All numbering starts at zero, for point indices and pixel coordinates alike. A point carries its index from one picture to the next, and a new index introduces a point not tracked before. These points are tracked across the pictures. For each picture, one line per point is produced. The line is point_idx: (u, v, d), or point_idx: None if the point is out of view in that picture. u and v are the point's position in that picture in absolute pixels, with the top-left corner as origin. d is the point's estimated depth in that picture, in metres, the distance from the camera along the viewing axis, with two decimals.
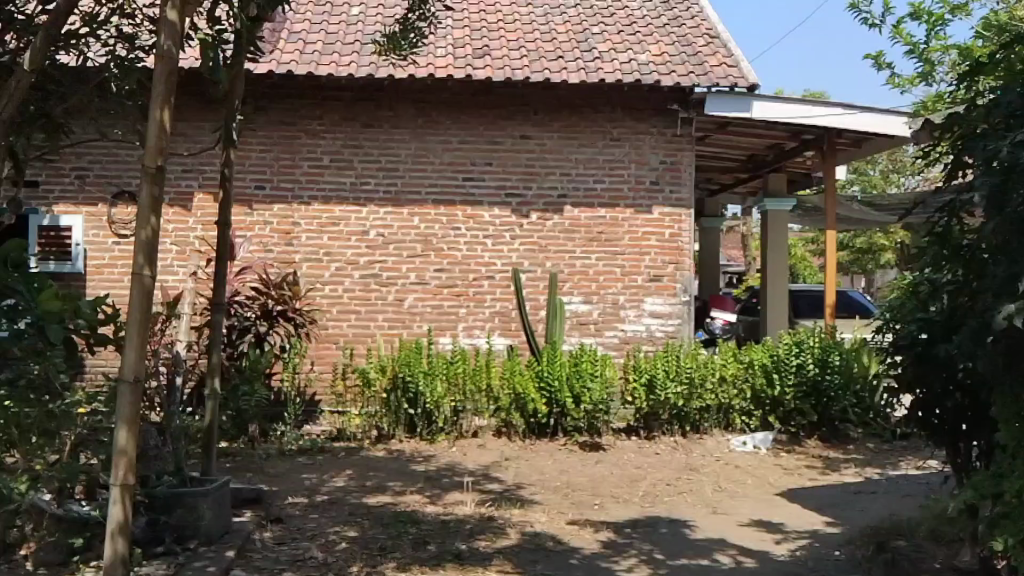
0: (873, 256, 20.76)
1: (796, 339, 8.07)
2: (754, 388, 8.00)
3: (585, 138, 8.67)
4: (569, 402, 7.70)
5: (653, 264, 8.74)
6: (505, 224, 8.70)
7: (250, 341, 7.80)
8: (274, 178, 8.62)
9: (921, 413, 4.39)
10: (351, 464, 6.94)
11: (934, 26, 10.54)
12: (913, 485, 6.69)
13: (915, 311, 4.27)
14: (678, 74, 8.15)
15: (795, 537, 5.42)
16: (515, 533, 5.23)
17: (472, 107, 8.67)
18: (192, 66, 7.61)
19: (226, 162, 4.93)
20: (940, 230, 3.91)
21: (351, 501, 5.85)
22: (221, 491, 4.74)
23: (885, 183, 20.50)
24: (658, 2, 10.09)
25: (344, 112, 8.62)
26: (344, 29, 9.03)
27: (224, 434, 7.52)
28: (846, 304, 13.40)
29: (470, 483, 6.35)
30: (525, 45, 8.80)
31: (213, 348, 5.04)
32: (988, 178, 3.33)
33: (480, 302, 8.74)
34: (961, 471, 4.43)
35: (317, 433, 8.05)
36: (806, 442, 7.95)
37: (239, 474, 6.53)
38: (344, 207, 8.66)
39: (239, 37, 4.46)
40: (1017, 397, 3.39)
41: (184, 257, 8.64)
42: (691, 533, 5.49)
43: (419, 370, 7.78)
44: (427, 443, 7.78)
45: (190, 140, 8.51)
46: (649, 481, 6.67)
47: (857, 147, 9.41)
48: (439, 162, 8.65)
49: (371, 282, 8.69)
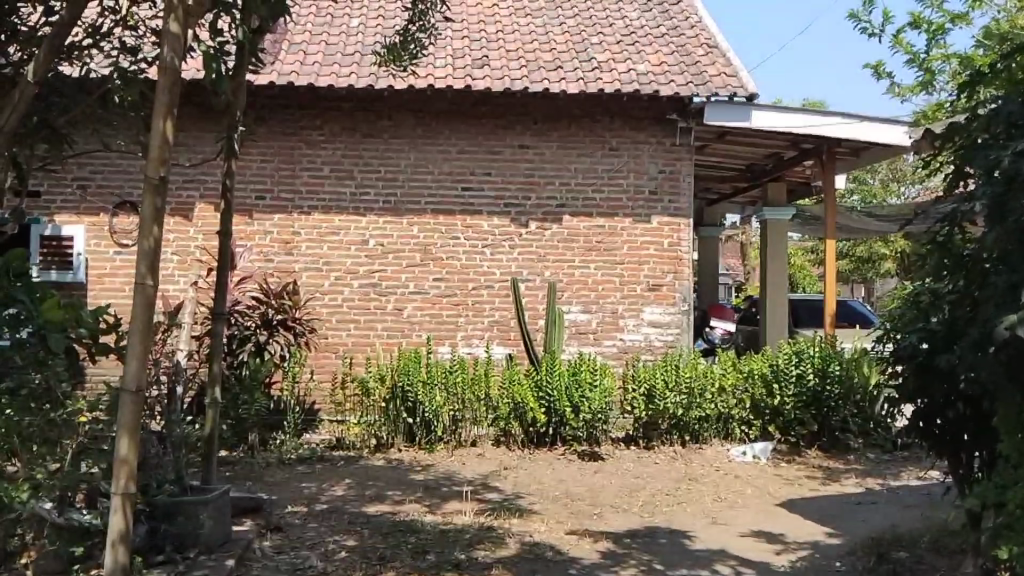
0: (873, 265, 20.78)
1: (796, 349, 8.08)
2: (754, 397, 8.04)
3: (585, 148, 8.70)
4: (568, 411, 7.72)
5: (652, 274, 8.76)
6: (505, 234, 8.72)
7: (251, 350, 7.77)
8: (275, 187, 8.64)
9: (923, 423, 4.40)
10: (351, 473, 6.95)
11: (934, 36, 10.57)
12: (913, 495, 6.69)
13: (915, 320, 4.28)
14: (678, 85, 8.17)
15: (793, 547, 5.43)
16: (514, 543, 5.23)
17: (473, 116, 8.69)
18: (194, 77, 7.64)
19: (227, 172, 4.94)
20: (940, 240, 3.92)
21: (350, 510, 5.86)
22: (222, 499, 4.74)
23: (885, 192, 20.55)
24: (657, 13, 10.12)
25: (344, 122, 8.64)
26: (345, 40, 9.06)
27: (224, 443, 7.55)
28: (846, 313, 13.41)
29: (470, 492, 6.36)
30: (524, 56, 8.83)
31: (212, 356, 5.05)
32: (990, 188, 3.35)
33: (480, 311, 8.75)
34: (963, 481, 4.43)
35: (317, 442, 8.06)
36: (805, 451, 7.95)
37: (238, 483, 6.54)
38: (344, 217, 8.68)
39: (241, 48, 4.49)
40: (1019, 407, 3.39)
41: (185, 267, 8.67)
42: (689, 543, 5.49)
43: (419, 379, 7.79)
44: (426, 451, 7.78)
45: (191, 150, 8.54)
46: (649, 491, 6.67)
47: (857, 156, 9.43)
48: (439, 172, 8.67)
49: (372, 291, 8.71)
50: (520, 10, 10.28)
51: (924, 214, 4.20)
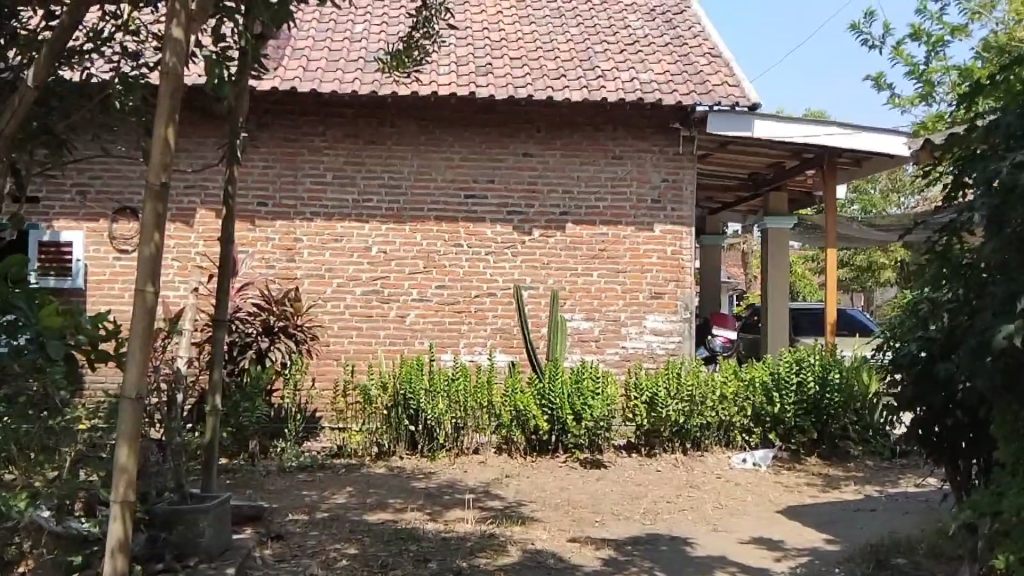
0: (872, 274, 20.80)
1: (797, 358, 8.09)
2: (755, 406, 8.00)
3: (587, 155, 8.69)
4: (570, 419, 7.65)
5: (654, 282, 8.75)
6: (506, 242, 8.71)
7: (251, 357, 7.74)
8: (275, 194, 8.63)
9: (922, 432, 4.39)
10: (351, 480, 6.93)
11: (935, 46, 10.59)
12: (913, 502, 6.69)
13: (914, 329, 4.28)
14: (680, 93, 8.18)
15: (796, 556, 5.42)
16: (516, 551, 5.21)
17: (475, 124, 8.68)
18: (195, 82, 7.64)
19: (230, 178, 4.92)
20: (941, 249, 3.91)
21: (352, 518, 5.84)
22: (221, 508, 4.72)
23: (885, 202, 20.58)
24: (659, 21, 10.13)
25: (346, 129, 8.63)
26: (347, 47, 9.06)
27: (225, 451, 7.53)
28: (846, 323, 13.42)
29: (472, 500, 6.34)
30: (527, 64, 8.82)
31: (215, 364, 5.03)
32: (989, 200, 3.36)
33: (482, 319, 8.74)
34: (961, 489, 4.42)
35: (318, 449, 8.03)
36: (806, 459, 7.95)
37: (240, 490, 6.52)
38: (345, 224, 8.66)
39: (243, 53, 4.48)
40: (1018, 417, 3.38)
41: (185, 273, 8.66)
42: (692, 550, 5.48)
43: (421, 386, 7.77)
44: (427, 459, 7.75)
45: (192, 156, 8.53)
46: (650, 498, 6.66)
47: (858, 166, 9.44)
48: (441, 179, 8.66)
49: (373, 299, 8.70)
50: (523, 17, 10.28)
51: (924, 223, 4.21)
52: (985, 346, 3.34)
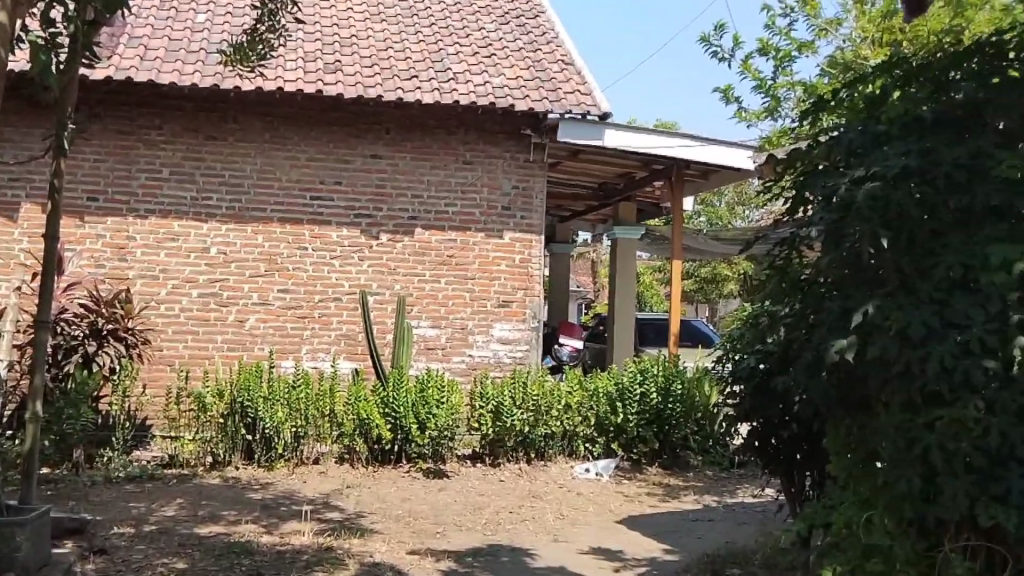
0: (715, 285, 21.40)
1: (642, 368, 8.22)
2: (599, 416, 8.04)
3: (437, 160, 8.60)
4: (414, 428, 7.57)
5: (502, 290, 8.72)
6: (353, 246, 8.52)
7: (78, 361, 7.40)
8: (106, 189, 8.23)
9: (757, 443, 4.45)
10: (182, 492, 6.62)
11: (782, 61, 10.87)
12: (747, 513, 6.82)
13: (754, 342, 4.33)
14: (531, 100, 8.16)
15: (634, 564, 5.44)
16: (355, 564, 5.06)
17: (322, 123, 8.48)
18: (19, 69, 7.21)
19: (56, 171, 4.62)
20: (779, 263, 3.97)
21: (182, 531, 5.58)
22: (40, 520, 4.42)
23: (728, 216, 21.20)
24: (512, 26, 10.12)
25: (186, 123, 8.30)
26: (190, 37, 8.74)
27: (47, 459, 7.12)
28: (690, 332, 13.71)
29: (310, 512, 6.15)
30: (377, 62, 8.67)
31: (36, 368, 4.70)
32: (827, 215, 3.26)
33: (326, 325, 8.53)
34: (796, 501, 4.50)
35: (148, 459, 7.67)
36: (647, 468, 8.04)
37: (61, 501, 6.17)
38: (182, 223, 8.32)
39: (75, 41, 4.22)
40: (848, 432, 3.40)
41: (6, 270, 8.20)
42: (532, 560, 5.43)
43: (259, 395, 7.50)
44: (265, 470, 7.50)
45: (17, 146, 8.07)
46: (492, 508, 6.60)
47: (703, 178, 9.63)
48: (286, 180, 8.42)
49: (211, 302, 8.39)
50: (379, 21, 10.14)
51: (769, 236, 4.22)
52: (818, 361, 3.35)
